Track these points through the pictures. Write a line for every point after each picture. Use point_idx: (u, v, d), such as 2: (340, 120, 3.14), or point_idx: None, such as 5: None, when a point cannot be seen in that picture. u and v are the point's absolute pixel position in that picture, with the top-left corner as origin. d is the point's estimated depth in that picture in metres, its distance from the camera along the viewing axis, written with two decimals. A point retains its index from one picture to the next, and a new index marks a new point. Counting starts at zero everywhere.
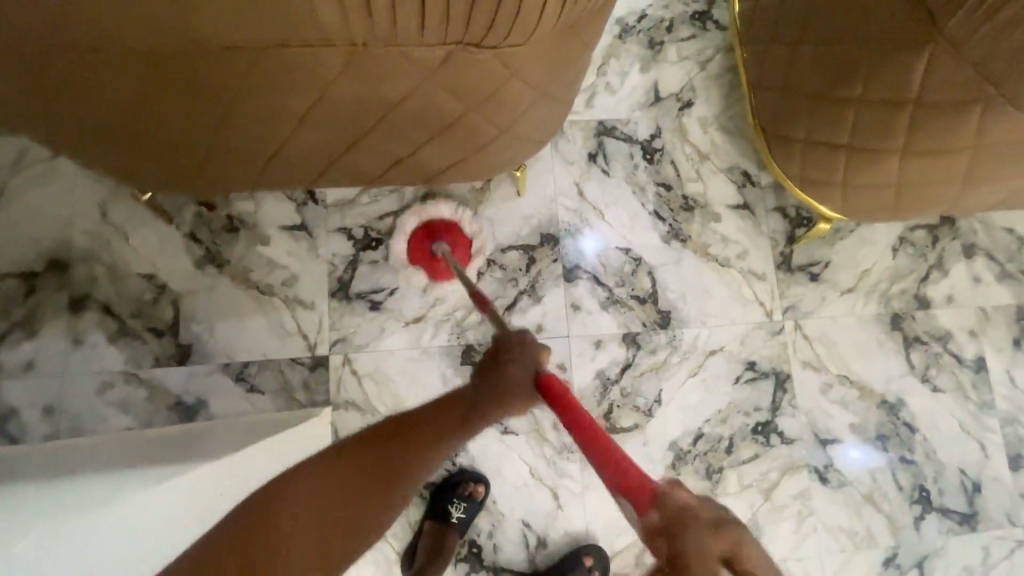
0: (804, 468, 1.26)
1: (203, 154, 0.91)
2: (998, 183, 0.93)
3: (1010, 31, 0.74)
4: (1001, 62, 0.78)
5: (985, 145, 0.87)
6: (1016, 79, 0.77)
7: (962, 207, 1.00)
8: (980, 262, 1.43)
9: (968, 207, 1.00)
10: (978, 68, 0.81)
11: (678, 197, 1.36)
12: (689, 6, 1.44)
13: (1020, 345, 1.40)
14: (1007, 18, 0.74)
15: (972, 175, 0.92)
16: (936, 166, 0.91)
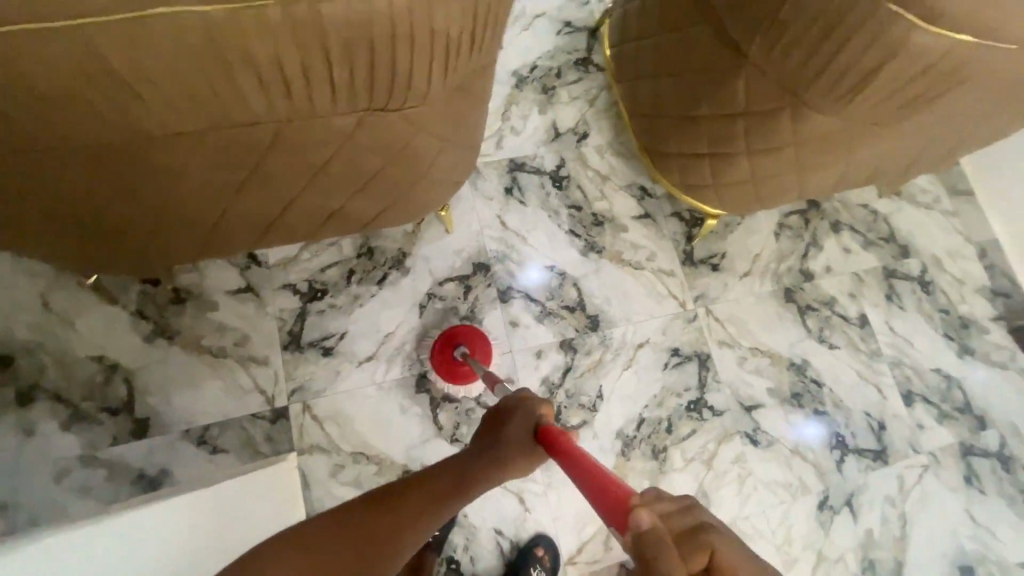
0: (736, 434, 1.42)
1: (161, 233, 1.02)
2: (831, 175, 1.16)
3: (785, 54, 0.92)
4: (789, 80, 0.96)
5: (803, 142, 1.06)
6: (802, 90, 0.95)
7: (812, 194, 1.24)
8: (847, 235, 1.69)
9: (813, 190, 1.22)
10: (778, 83, 0.99)
11: (589, 215, 1.54)
12: (571, 56, 1.69)
13: (892, 298, 1.65)
14: (783, 44, 0.91)
15: (803, 166, 1.12)
16: (775, 162, 1.12)
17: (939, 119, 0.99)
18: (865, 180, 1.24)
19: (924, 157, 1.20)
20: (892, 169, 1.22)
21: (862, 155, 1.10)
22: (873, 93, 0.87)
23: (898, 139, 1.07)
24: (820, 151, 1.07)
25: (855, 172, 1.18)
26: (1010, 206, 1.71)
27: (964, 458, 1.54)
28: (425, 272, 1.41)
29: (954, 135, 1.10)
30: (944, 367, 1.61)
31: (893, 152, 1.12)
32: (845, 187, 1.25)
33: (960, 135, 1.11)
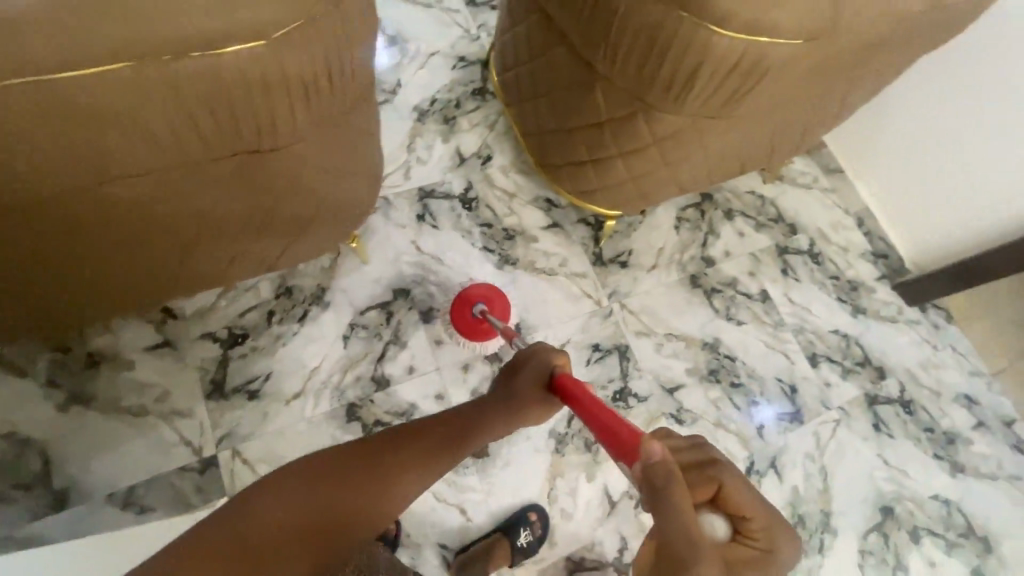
0: (662, 416, 1.53)
1: (109, 284, 1.05)
2: (696, 168, 1.32)
3: (623, 66, 1.05)
4: (633, 87, 1.08)
5: (662, 140, 1.18)
6: (645, 96, 1.08)
7: (688, 185, 1.40)
8: (740, 220, 1.86)
9: (688, 180, 1.36)
10: (626, 91, 1.11)
11: (500, 230, 1.64)
12: (468, 87, 1.81)
13: (787, 272, 1.82)
14: (619, 57, 1.04)
15: (669, 160, 1.25)
16: (644, 159, 1.25)
17: (765, 110, 1.15)
18: (734, 166, 1.41)
19: (776, 141, 1.37)
20: (751, 154, 1.39)
21: (715, 147, 1.25)
22: (692, 96, 1.02)
23: (740, 131, 1.23)
24: (675, 151, 1.22)
25: (716, 162, 1.34)
26: (871, 175, 1.92)
27: (871, 407, 1.68)
28: (346, 304, 1.45)
29: (790, 120, 1.27)
30: (841, 327, 1.77)
31: (743, 141, 1.29)
32: (716, 175, 1.42)
33: (796, 120, 1.29)
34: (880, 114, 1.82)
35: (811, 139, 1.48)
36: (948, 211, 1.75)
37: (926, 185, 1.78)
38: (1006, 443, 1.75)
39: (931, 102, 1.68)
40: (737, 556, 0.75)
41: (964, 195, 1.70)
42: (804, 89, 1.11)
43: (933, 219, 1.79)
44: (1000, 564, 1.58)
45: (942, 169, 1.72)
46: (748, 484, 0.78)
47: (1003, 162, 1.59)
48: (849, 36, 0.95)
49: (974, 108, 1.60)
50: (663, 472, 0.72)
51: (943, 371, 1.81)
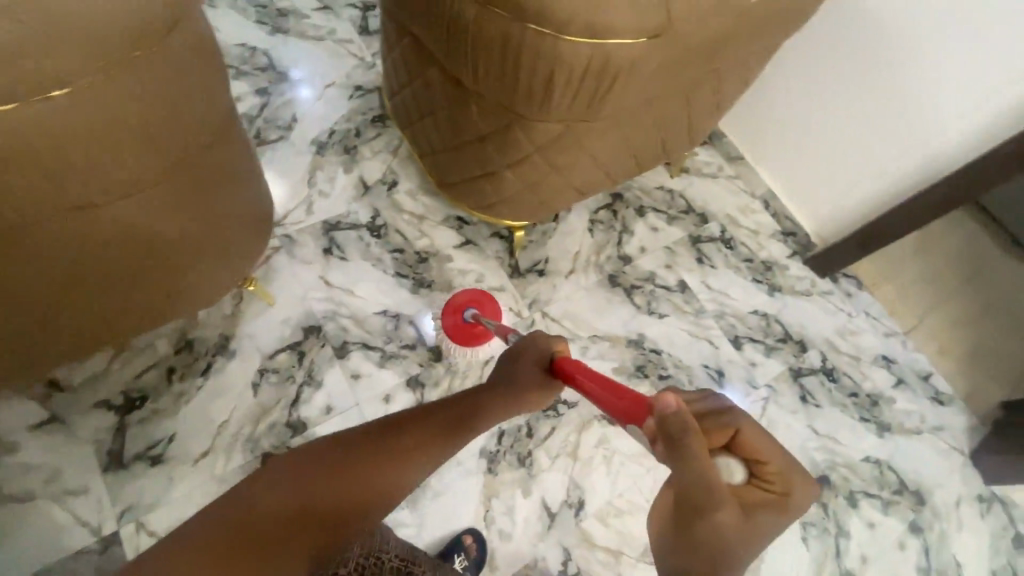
0: (594, 420, 1.49)
1: (106, 313, 1.09)
2: (590, 170, 1.35)
3: (485, 77, 1.06)
4: (500, 98, 1.09)
5: (542, 147, 1.19)
6: (512, 105, 1.08)
7: (588, 185, 1.42)
8: (652, 216, 1.90)
9: (581, 183, 1.38)
10: (496, 103, 1.12)
11: (412, 253, 1.61)
12: (367, 115, 1.80)
13: (703, 261, 1.87)
14: (480, 68, 1.05)
15: (555, 166, 1.26)
16: (531, 169, 1.26)
17: (637, 107, 1.18)
18: (629, 160, 1.45)
19: (661, 131, 1.42)
20: (641, 147, 1.43)
21: (602, 148, 1.28)
22: (559, 102, 1.03)
23: (621, 130, 1.26)
24: (564, 157, 1.24)
25: (609, 161, 1.37)
26: (767, 158, 1.99)
27: (796, 380, 1.74)
28: (253, 350, 1.39)
29: (666, 112, 1.32)
30: (760, 307, 1.83)
31: (628, 138, 1.32)
32: (614, 172, 1.46)
33: (673, 111, 1.34)
34: (765, 99, 1.89)
35: (698, 127, 1.55)
36: (838, 184, 1.83)
37: (815, 162, 1.86)
38: (926, 397, 1.83)
39: (805, 85, 1.76)
40: (752, 497, 0.84)
41: (849, 168, 1.78)
42: (667, 82, 1.14)
43: (827, 193, 1.88)
44: (935, 515, 1.64)
45: (826, 145, 1.80)
46: (767, 433, 0.87)
47: (875, 135, 1.67)
48: (692, 32, 0.99)
49: (841, 88, 1.68)
50: (679, 423, 0.82)
51: (861, 336, 1.89)
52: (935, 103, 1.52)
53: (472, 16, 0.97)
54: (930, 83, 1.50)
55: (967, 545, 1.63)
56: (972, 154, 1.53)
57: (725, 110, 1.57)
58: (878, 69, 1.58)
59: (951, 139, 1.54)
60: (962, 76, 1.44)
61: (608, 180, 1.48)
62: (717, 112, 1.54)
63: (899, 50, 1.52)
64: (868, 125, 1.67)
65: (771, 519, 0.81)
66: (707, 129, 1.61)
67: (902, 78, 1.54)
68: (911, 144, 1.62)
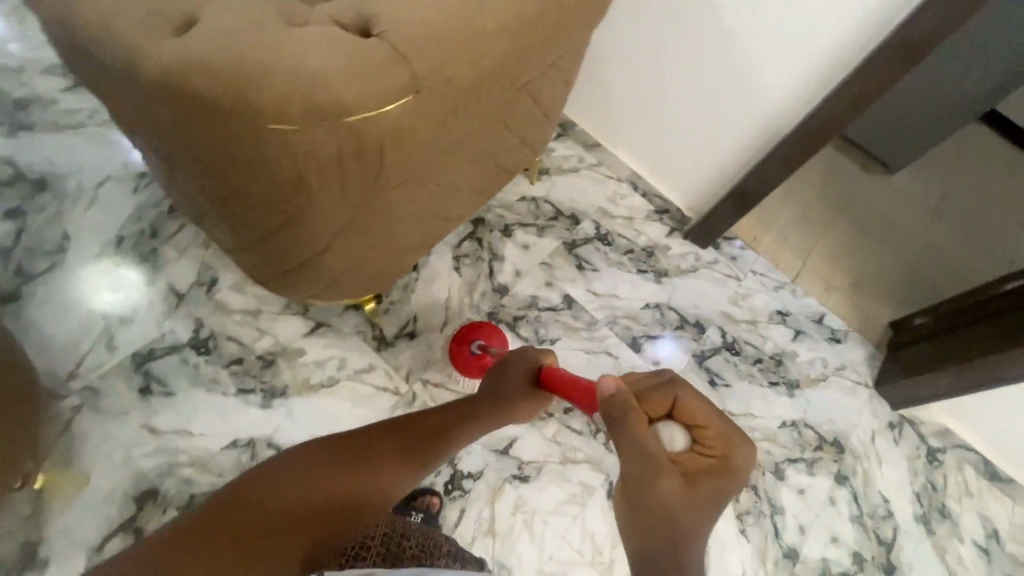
0: (505, 483, 1.40)
1: None
2: (414, 227, 1.19)
3: (227, 186, 0.85)
4: (256, 206, 0.88)
5: (338, 237, 1.01)
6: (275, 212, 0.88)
7: (422, 238, 1.27)
8: (520, 232, 1.76)
9: (411, 242, 1.23)
10: (255, 210, 0.91)
11: (254, 360, 1.38)
12: (161, 206, 1.49)
13: (583, 266, 1.76)
14: (216, 176, 0.84)
15: (366, 245, 1.09)
16: (338, 255, 1.08)
17: (433, 164, 1.01)
18: (463, 197, 1.30)
19: (486, 162, 1.26)
20: (469, 184, 1.28)
21: (415, 209, 1.12)
22: (319, 202, 0.85)
23: (430, 185, 1.09)
24: (371, 234, 1.07)
25: (433, 211, 1.21)
26: (619, 137, 1.88)
27: (701, 365, 1.71)
28: (75, 547, 1.15)
29: (478, 147, 1.15)
30: (650, 299, 1.76)
31: (444, 186, 1.16)
32: (448, 215, 1.30)
33: (486, 142, 1.18)
34: (601, 76, 1.77)
35: (531, 138, 1.41)
36: (689, 155, 1.76)
37: (663, 136, 1.77)
38: (824, 340, 1.85)
39: (634, 57, 1.65)
40: (693, 464, 0.87)
41: (694, 138, 1.70)
42: (457, 131, 0.98)
43: (682, 165, 1.80)
44: (856, 458, 1.67)
45: (669, 117, 1.71)
46: (704, 399, 0.92)
47: (709, 101, 1.59)
48: (449, 87, 0.81)
49: (668, 57, 1.58)
50: (618, 403, 0.92)
51: (753, 298, 1.86)
52: (755, 65, 1.44)
53: (169, 125, 0.76)
54: (746, 43, 1.42)
55: (890, 478, 1.67)
56: (798, 113, 1.47)
57: (556, 114, 1.45)
58: (697, 32, 1.48)
59: (777, 101, 1.48)
60: (772, 33, 1.36)
61: (446, 222, 1.34)
62: (546, 119, 1.40)
63: (710, 11, 1.42)
64: (701, 92, 1.59)
65: (716, 479, 0.84)
66: (543, 136, 1.48)
67: (720, 40, 1.45)
68: (744, 108, 1.54)
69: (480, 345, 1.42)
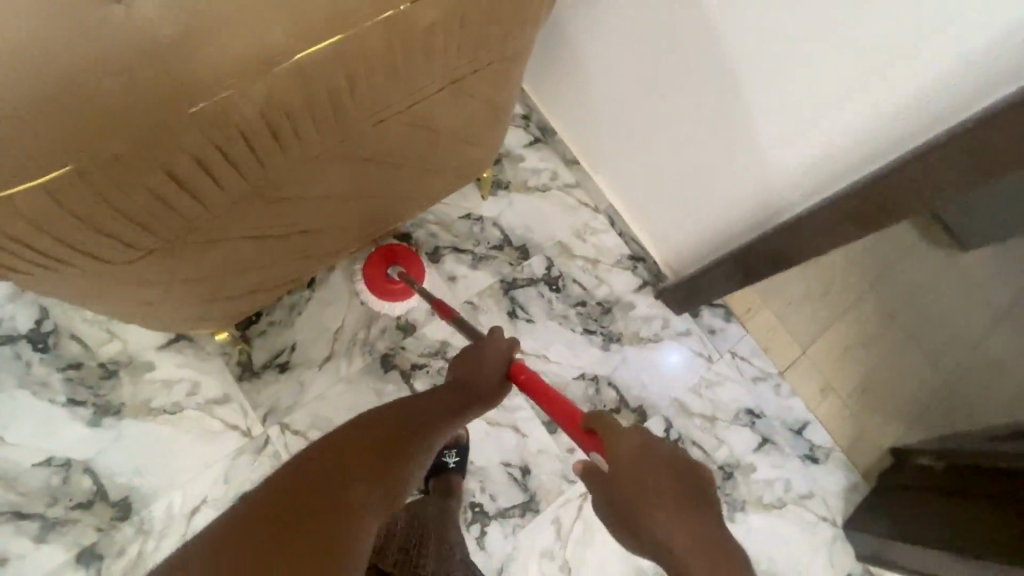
0: None
1: None
2: (263, 270, 0.97)
3: None
4: None
5: (110, 299, 0.79)
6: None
7: (288, 273, 1.05)
8: (451, 259, 1.47)
9: (253, 285, 1.00)
10: None
11: (95, 367, 1.22)
12: None
13: (516, 314, 1.47)
14: None
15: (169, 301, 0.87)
16: (131, 312, 0.86)
17: (238, 219, 0.77)
18: (344, 231, 1.05)
19: (366, 198, 0.99)
20: (350, 219, 1.02)
21: (247, 258, 0.89)
22: (59, 271, 0.66)
23: (260, 236, 0.86)
24: (187, 290, 0.87)
25: (290, 252, 0.98)
26: (599, 159, 1.51)
27: None
28: None
29: (335, 189, 0.89)
30: (588, 369, 1.46)
31: (295, 230, 0.92)
32: (326, 249, 1.07)
33: (351, 182, 0.91)
34: (582, 82, 1.38)
35: (452, 166, 1.11)
36: (671, 202, 1.38)
37: (645, 172, 1.39)
38: (796, 457, 1.51)
39: (618, 69, 1.25)
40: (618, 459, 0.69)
41: (679, 185, 1.32)
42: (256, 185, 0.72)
43: (663, 211, 1.42)
44: None
45: (652, 152, 1.32)
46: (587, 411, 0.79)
47: (697, 146, 1.19)
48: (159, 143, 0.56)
49: (655, 78, 1.18)
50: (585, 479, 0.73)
51: (721, 388, 1.52)
52: (753, 115, 1.04)
53: None
54: (747, 85, 1.01)
55: None
56: (808, 194, 1.06)
57: (493, 138, 1.14)
58: (690, 54, 1.07)
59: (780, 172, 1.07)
60: (780, 79, 0.95)
61: (325, 254, 1.10)
62: (474, 146, 1.10)
63: (708, 29, 1.01)
64: (688, 132, 1.19)
65: (629, 450, 0.69)
66: (478, 160, 1.18)
67: (716, 73, 1.05)
68: (736, 166, 1.14)
69: (398, 271, 1.30)
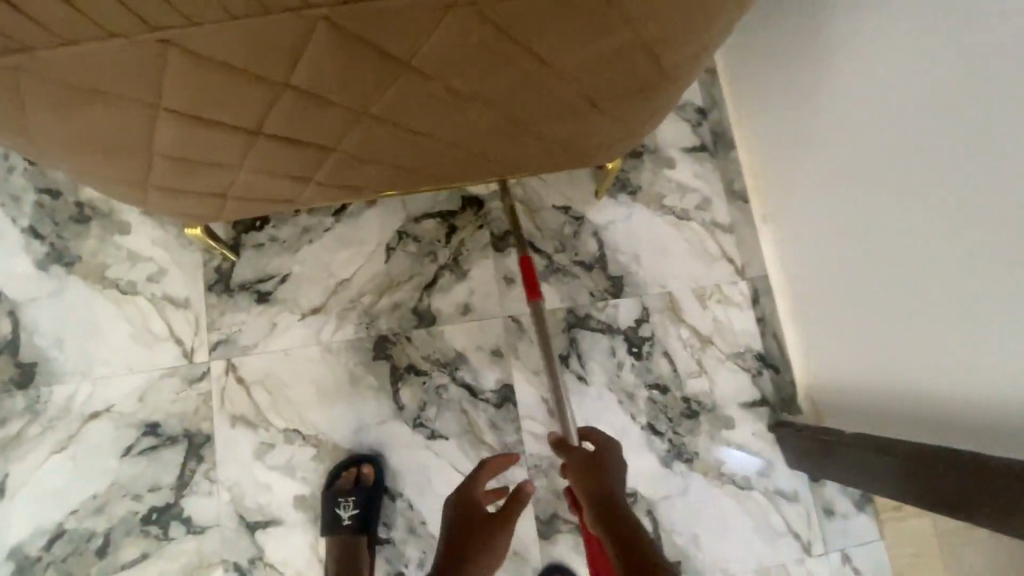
0: (219, 566, 0.94)
1: None
2: (230, 176, 0.66)
3: None
4: None
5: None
6: None
7: (280, 195, 0.74)
8: (518, 254, 1.08)
9: (235, 188, 0.70)
10: None
11: (70, 204, 1.01)
12: None
13: (568, 362, 1.06)
14: None
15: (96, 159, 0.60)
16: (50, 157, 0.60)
17: (139, 59, 0.46)
18: (369, 166, 0.71)
19: (404, 130, 0.64)
20: (376, 150, 0.67)
21: (190, 145, 0.58)
22: None
23: (200, 113, 0.54)
24: (99, 154, 0.59)
25: (275, 165, 0.66)
26: (787, 207, 1.02)
27: None
28: None
29: (339, 89, 0.54)
30: (628, 479, 1.03)
31: (273, 133, 0.59)
32: (341, 180, 0.74)
33: (371, 90, 0.55)
34: (806, 90, 0.90)
35: (556, 135, 0.71)
36: (865, 318, 0.87)
37: (845, 256, 0.89)
38: None
39: (870, 87, 0.75)
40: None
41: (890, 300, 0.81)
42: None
43: (849, 321, 0.92)
44: None
45: (870, 233, 0.82)
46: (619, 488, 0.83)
47: (958, 258, 0.67)
48: None
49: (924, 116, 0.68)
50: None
51: None
52: None
53: None
54: None
55: None
56: None
57: (635, 114, 0.71)
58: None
59: None
60: None
61: (352, 189, 0.78)
62: (599, 115, 0.68)
63: None
64: (945, 234, 0.68)
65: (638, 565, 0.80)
66: (602, 142, 0.77)
67: None
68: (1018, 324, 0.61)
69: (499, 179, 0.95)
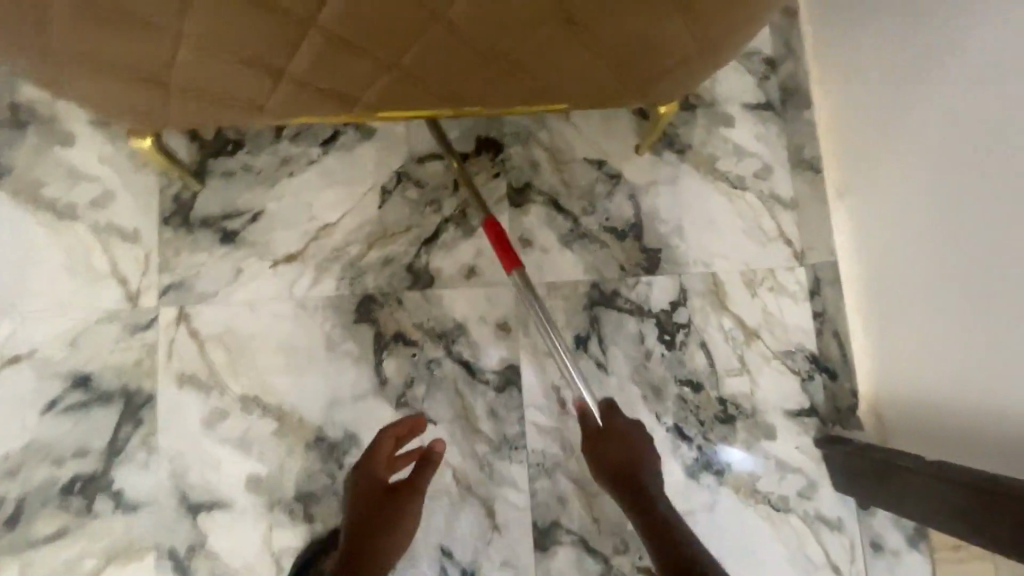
0: (151, 550, 0.79)
1: None
2: (169, 45, 0.49)
3: None
4: None
5: None
6: None
7: (254, 96, 0.58)
8: (539, 213, 0.90)
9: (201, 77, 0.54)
10: None
11: (3, 104, 0.83)
12: None
13: (586, 345, 0.89)
14: None
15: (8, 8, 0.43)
16: None
17: None
18: (363, 60, 0.55)
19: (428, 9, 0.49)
20: (377, 33, 0.51)
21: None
22: None
23: None
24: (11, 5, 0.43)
25: (250, 46, 0.50)
26: (879, 180, 0.84)
27: None
28: None
29: None
30: None
31: None
32: (323, 80, 0.57)
33: None
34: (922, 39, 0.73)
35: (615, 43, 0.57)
36: (963, 322, 0.71)
37: (940, 241, 0.73)
38: None
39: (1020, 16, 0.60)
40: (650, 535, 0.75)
41: (1000, 300, 0.65)
42: None
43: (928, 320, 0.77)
44: None
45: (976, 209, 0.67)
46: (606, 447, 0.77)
47: None
48: None
49: None
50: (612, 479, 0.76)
51: None
52: None
53: None
54: None
55: None
56: None
57: (717, 16, 0.54)
58: None
59: None
60: None
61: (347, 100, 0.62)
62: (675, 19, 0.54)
63: None
64: None
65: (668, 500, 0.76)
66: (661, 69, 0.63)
67: None
68: None
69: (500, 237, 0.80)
